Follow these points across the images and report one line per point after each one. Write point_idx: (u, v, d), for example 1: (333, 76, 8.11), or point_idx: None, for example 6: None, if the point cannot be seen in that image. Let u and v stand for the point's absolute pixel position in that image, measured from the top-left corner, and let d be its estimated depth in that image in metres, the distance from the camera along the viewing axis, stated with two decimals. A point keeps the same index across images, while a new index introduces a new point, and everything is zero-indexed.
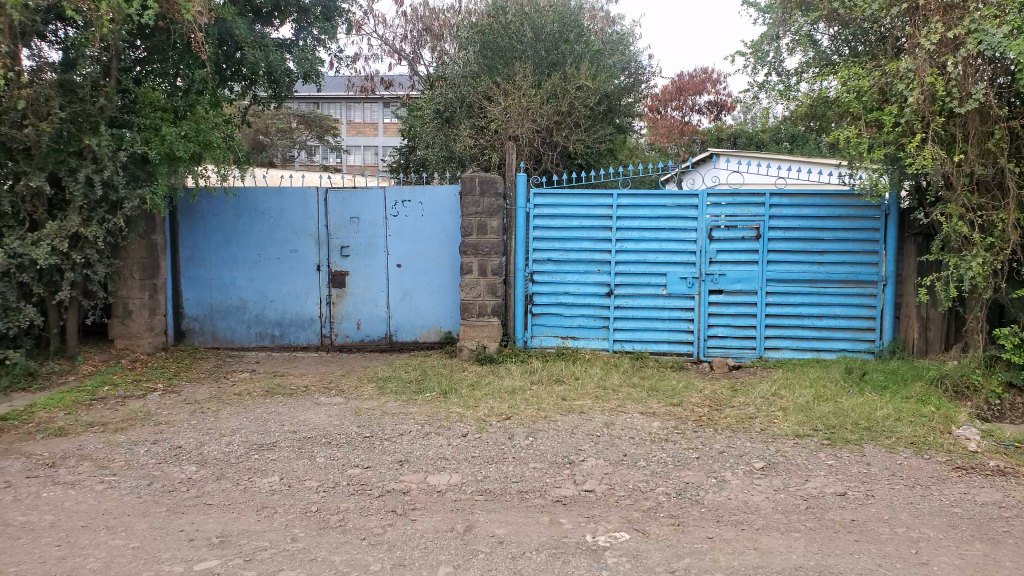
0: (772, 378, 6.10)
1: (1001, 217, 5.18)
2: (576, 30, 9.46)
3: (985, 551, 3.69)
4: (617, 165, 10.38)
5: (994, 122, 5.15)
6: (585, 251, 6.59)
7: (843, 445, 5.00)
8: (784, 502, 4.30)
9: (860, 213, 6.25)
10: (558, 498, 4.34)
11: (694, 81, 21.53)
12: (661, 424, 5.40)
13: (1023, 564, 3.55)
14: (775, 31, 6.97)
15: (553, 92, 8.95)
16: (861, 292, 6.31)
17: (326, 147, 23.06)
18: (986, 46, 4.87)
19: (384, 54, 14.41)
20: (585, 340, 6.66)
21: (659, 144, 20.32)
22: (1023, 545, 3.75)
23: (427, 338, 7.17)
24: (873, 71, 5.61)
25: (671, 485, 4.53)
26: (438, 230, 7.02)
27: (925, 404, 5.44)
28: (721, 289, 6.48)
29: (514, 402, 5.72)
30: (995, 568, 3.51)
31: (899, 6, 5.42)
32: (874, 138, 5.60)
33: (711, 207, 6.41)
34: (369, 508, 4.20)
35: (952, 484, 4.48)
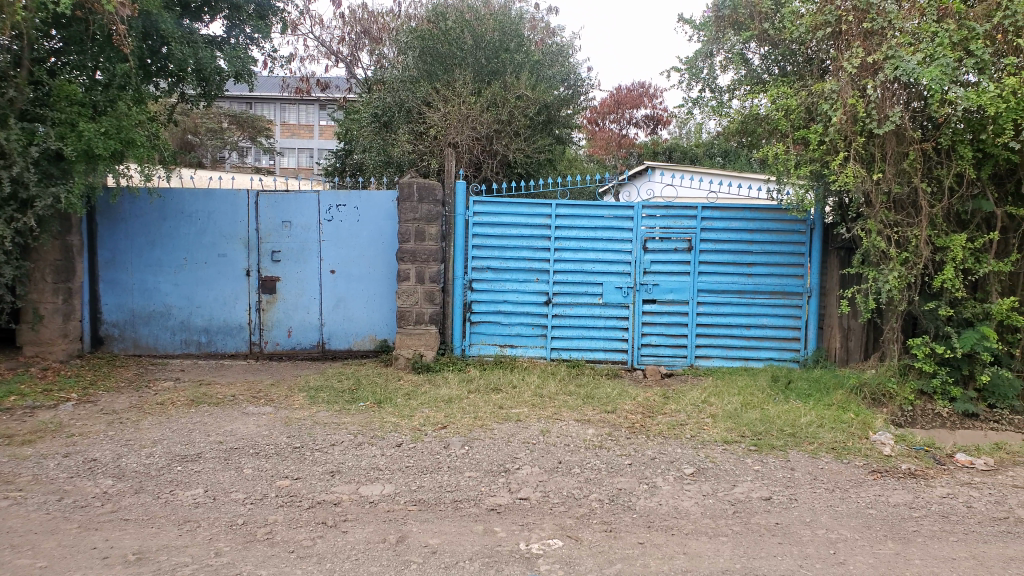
0: (703, 386, 6.26)
1: (915, 233, 5.47)
2: (516, 39, 9.51)
3: (897, 550, 3.88)
4: (555, 175, 10.45)
5: (909, 143, 5.43)
6: (524, 260, 6.61)
7: (769, 451, 5.18)
8: (712, 507, 4.41)
9: (787, 227, 6.50)
10: (493, 507, 4.33)
11: (632, 95, 21.93)
12: (596, 431, 5.46)
13: (930, 562, 3.74)
14: (709, 49, 7.15)
15: (493, 100, 8.96)
16: (788, 303, 6.55)
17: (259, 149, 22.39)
18: (901, 72, 5.12)
19: (321, 56, 14.13)
20: (523, 349, 6.67)
21: (597, 156, 20.65)
22: (931, 544, 3.95)
23: (361, 346, 7.03)
24: (801, 91, 5.84)
25: (604, 491, 4.58)
26: (374, 236, 6.91)
27: (845, 411, 5.69)
28: (655, 299, 6.61)
29: (450, 411, 5.68)
30: (907, 566, 3.69)
31: (825, 30, 5.70)
32: (800, 156, 5.84)
33: (646, 219, 6.54)
34: (298, 520, 4.08)
35: (869, 487, 4.70)
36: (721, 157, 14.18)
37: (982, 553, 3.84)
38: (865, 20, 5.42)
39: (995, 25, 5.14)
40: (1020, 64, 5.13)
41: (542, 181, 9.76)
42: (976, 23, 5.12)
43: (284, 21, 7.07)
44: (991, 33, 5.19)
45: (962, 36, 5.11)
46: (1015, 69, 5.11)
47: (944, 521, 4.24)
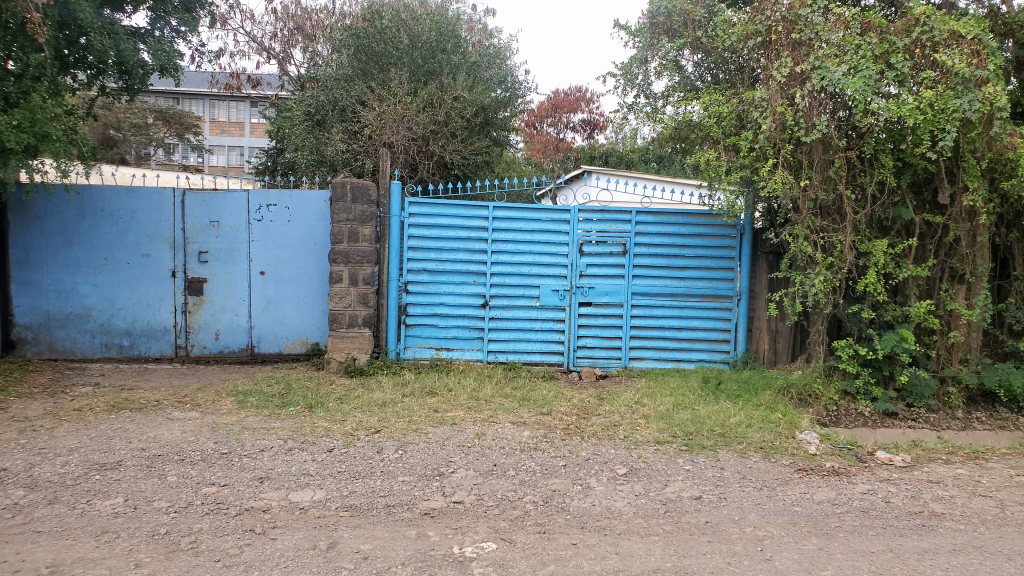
0: (636, 387, 6.33)
1: (839, 238, 5.64)
2: (452, 40, 9.45)
3: (820, 545, 4.00)
4: (493, 177, 10.33)
5: (835, 151, 5.55)
6: (461, 262, 6.58)
7: (700, 451, 5.28)
8: (644, 507, 4.46)
9: (718, 232, 6.64)
10: (427, 511, 4.29)
11: (569, 99, 22.12)
12: (531, 433, 5.48)
13: (851, 555, 3.87)
14: (644, 56, 7.30)
15: (430, 100, 8.89)
16: (718, 306, 6.69)
17: (186, 146, 21.59)
18: (827, 82, 5.28)
19: (251, 51, 13.77)
20: (459, 352, 6.63)
21: (535, 159, 20.70)
22: (852, 538, 4.09)
23: (292, 349, 6.88)
24: (732, 99, 6.00)
25: (538, 493, 4.59)
26: (306, 237, 6.78)
27: (773, 411, 5.84)
28: (590, 301, 6.66)
29: (384, 415, 5.61)
30: (829, 560, 3.81)
31: (755, 39, 5.80)
32: (731, 162, 5.96)
33: (583, 222, 6.59)
34: (225, 528, 3.96)
35: (795, 485, 4.83)
36: (653, 162, 14.40)
37: (898, 545, 4.00)
38: (793, 31, 5.53)
39: (914, 40, 5.38)
40: (936, 77, 5.29)
41: (480, 182, 9.65)
42: (896, 38, 5.37)
43: (213, 15, 6.88)
44: (909, 47, 5.39)
45: (883, 49, 5.34)
46: (933, 82, 5.28)
47: (864, 516, 4.39)
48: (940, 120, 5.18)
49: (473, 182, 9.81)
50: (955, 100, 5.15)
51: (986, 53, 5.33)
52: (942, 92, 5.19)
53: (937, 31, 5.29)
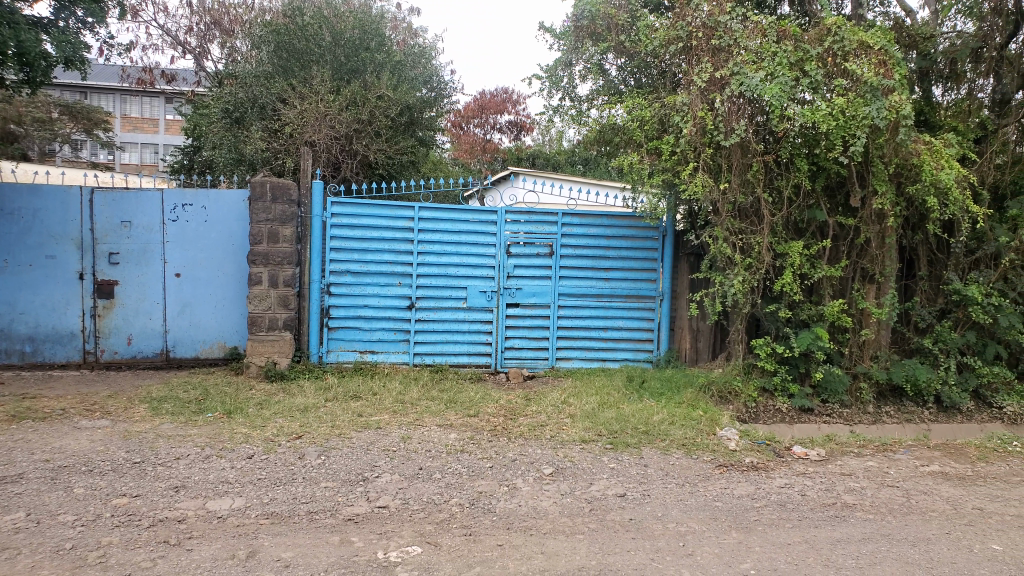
0: (563, 387, 6.39)
1: (757, 240, 5.79)
2: (377, 39, 9.42)
3: (740, 539, 4.10)
4: (419, 177, 10.37)
5: (752, 155, 5.71)
6: (386, 264, 6.49)
7: (624, 449, 5.35)
8: (569, 506, 4.50)
9: (641, 234, 6.76)
10: (350, 517, 4.21)
11: (496, 100, 22.19)
12: (458, 435, 5.45)
13: (768, 548, 3.98)
14: (569, 59, 7.48)
15: (353, 99, 8.79)
16: (641, 306, 6.81)
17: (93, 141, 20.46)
18: (745, 88, 5.42)
19: (165, 45, 13.29)
20: (384, 355, 6.53)
21: (462, 159, 20.65)
22: (769, 531, 4.21)
23: (209, 354, 6.67)
24: (655, 103, 6.03)
25: (464, 495, 4.57)
26: (224, 238, 6.60)
27: (694, 408, 5.98)
28: (518, 302, 6.69)
29: (306, 420, 5.50)
30: (748, 553, 3.91)
31: (676, 45, 5.89)
32: (653, 165, 6.05)
33: (510, 224, 6.60)
34: (137, 541, 3.79)
35: (715, 480, 4.95)
36: (579, 164, 14.56)
37: (812, 537, 4.13)
38: (713, 37, 5.66)
39: (827, 49, 5.58)
40: (847, 85, 5.49)
41: (405, 182, 9.68)
42: (810, 46, 5.55)
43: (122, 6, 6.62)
44: (822, 55, 5.58)
45: (798, 57, 5.52)
46: (844, 89, 5.47)
47: (781, 509, 4.53)
48: (851, 126, 5.36)
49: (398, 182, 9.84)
50: (864, 107, 5.34)
51: (892, 63, 5.58)
52: (853, 99, 5.38)
53: (848, 41, 5.50)
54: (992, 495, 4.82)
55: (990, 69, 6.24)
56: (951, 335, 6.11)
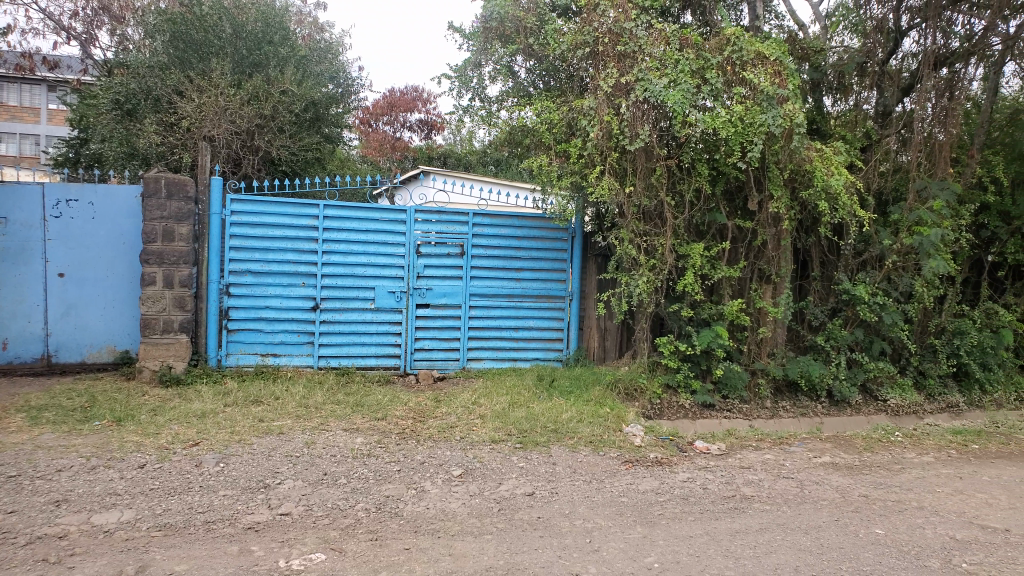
0: (473, 388, 6.38)
1: (661, 242, 5.95)
2: (280, 32, 9.28)
3: (645, 533, 4.19)
4: (323, 173, 10.23)
5: (656, 159, 5.87)
6: (289, 263, 6.29)
7: (533, 447, 5.39)
8: (478, 506, 4.48)
9: (551, 234, 6.83)
10: (250, 525, 4.06)
11: (405, 99, 22.03)
12: (364, 439, 5.35)
13: (672, 541, 4.09)
14: (478, 60, 7.47)
15: (255, 93, 8.50)
16: (551, 306, 6.89)
17: None
18: (649, 94, 5.57)
19: (47, 30, 12.45)
20: (288, 358, 6.33)
21: (371, 158, 20.25)
22: (672, 525, 4.33)
23: (97, 358, 6.30)
24: (562, 106, 6.10)
25: (371, 500, 4.48)
26: (113, 235, 6.28)
27: (602, 406, 6.09)
28: (428, 303, 6.63)
29: (203, 427, 5.27)
30: (652, 547, 4.00)
31: (583, 49, 5.98)
32: (562, 168, 6.13)
33: (420, 223, 6.54)
34: (11, 561, 3.51)
35: (622, 476, 5.05)
36: (491, 165, 14.50)
37: (713, 529, 4.27)
38: (619, 43, 5.78)
39: (726, 58, 5.77)
40: (745, 93, 5.68)
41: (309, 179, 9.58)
42: (711, 55, 5.75)
43: None
44: (723, 64, 5.77)
45: (699, 65, 5.71)
46: (743, 97, 5.68)
47: (684, 503, 4.67)
48: (749, 133, 5.59)
49: (303, 179, 9.65)
50: (761, 115, 5.57)
51: (787, 74, 5.87)
52: (750, 107, 5.60)
53: (745, 51, 5.72)
54: (876, 483, 5.11)
55: (874, 82, 6.64)
56: (841, 333, 6.44)
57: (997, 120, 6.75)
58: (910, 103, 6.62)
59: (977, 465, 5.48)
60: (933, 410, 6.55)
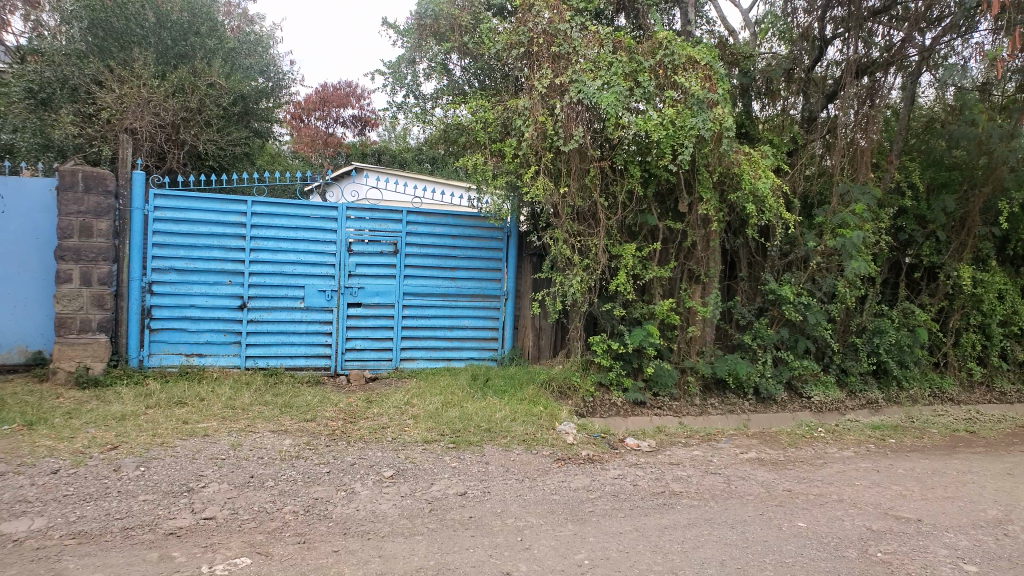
0: (406, 388, 6.33)
1: (594, 242, 6.03)
2: (207, 23, 9.14)
3: (576, 530, 4.23)
4: (253, 168, 10.10)
5: (590, 161, 5.93)
6: (215, 261, 6.15)
7: (466, 447, 5.39)
8: (409, 507, 4.45)
9: (486, 234, 6.83)
10: (172, 531, 3.93)
11: (339, 94, 21.73)
12: (293, 441, 5.26)
13: (602, 538, 4.14)
14: (412, 56, 7.39)
15: (180, 85, 8.35)
16: (486, 305, 6.90)
17: None
18: (583, 96, 5.60)
19: None
20: (213, 358, 6.18)
21: (302, 154, 19.87)
22: (603, 521, 4.38)
23: (7, 359, 6.01)
24: (497, 105, 6.09)
25: (299, 503, 4.40)
26: (26, 230, 6.03)
27: (535, 404, 6.13)
28: (359, 302, 6.56)
29: (123, 429, 5.09)
30: (582, 544, 4.03)
31: (518, 49, 5.99)
32: (497, 167, 6.12)
33: (352, 221, 6.47)
34: None
35: (554, 474, 5.09)
36: (425, 162, 14.38)
37: (643, 525, 4.34)
38: (553, 44, 5.83)
39: (658, 62, 5.86)
40: (677, 97, 5.78)
41: (238, 174, 9.46)
42: (643, 58, 5.84)
43: None
44: (655, 68, 5.85)
45: (632, 68, 5.79)
46: (674, 101, 5.76)
47: (614, 500, 4.73)
48: (680, 136, 5.66)
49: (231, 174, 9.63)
50: (692, 118, 5.65)
51: (716, 79, 5.96)
52: (681, 111, 5.68)
53: (677, 55, 5.81)
54: (799, 477, 5.28)
55: (799, 88, 6.92)
56: (767, 332, 6.64)
57: (914, 128, 7.10)
58: (833, 110, 6.86)
59: (894, 459, 5.72)
60: (854, 406, 6.80)
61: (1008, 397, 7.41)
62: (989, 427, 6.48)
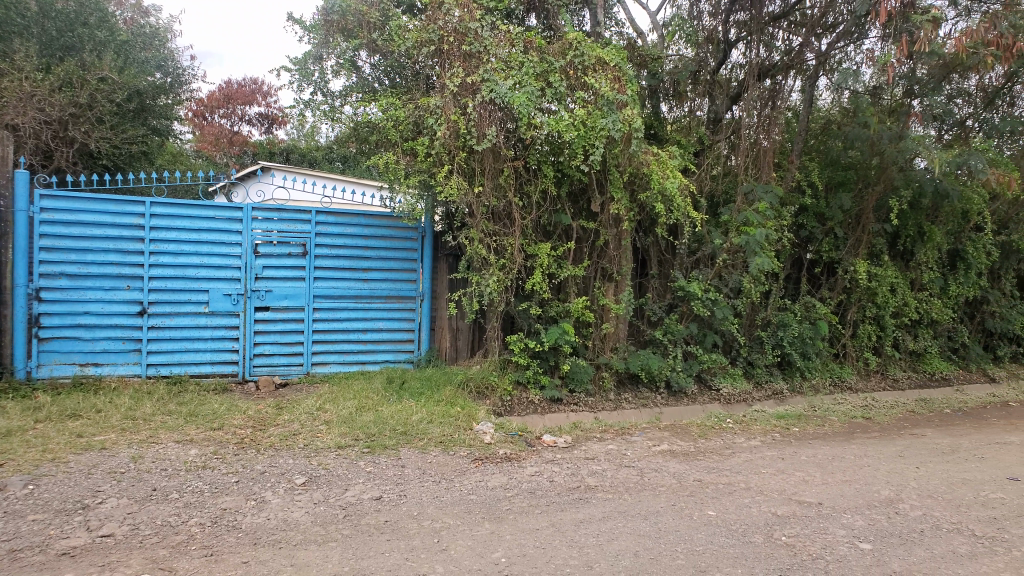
0: (318, 394, 6.21)
1: (509, 242, 6.04)
2: (96, 14, 9.00)
3: (493, 529, 4.23)
4: (151, 169, 9.59)
5: (504, 161, 5.94)
6: (111, 265, 5.89)
7: (381, 451, 5.32)
8: (322, 514, 4.34)
9: (400, 234, 6.76)
10: (65, 551, 3.69)
11: (244, 90, 21.08)
12: (199, 451, 5.07)
13: (519, 535, 4.16)
14: (319, 53, 7.21)
15: (68, 80, 7.91)
16: (401, 307, 6.82)
17: None
18: (495, 95, 5.60)
19: None
20: (111, 367, 5.94)
21: (207, 153, 19.07)
22: (520, 519, 4.41)
23: None
24: (409, 104, 6.02)
25: (205, 514, 4.22)
26: None
27: (453, 405, 6.11)
28: (268, 306, 6.38)
29: (10, 446, 4.77)
30: (499, 543, 4.05)
31: (428, 47, 5.93)
32: (409, 166, 6.06)
33: (259, 222, 6.29)
34: None
35: (471, 474, 5.09)
36: (336, 162, 14.10)
37: (559, 520, 4.38)
38: (464, 42, 5.80)
39: (568, 62, 5.89)
40: (587, 98, 5.86)
41: (134, 175, 8.95)
42: (553, 58, 5.85)
43: None
44: (565, 68, 5.88)
45: (542, 68, 5.80)
46: (585, 102, 5.84)
47: (530, 497, 4.76)
48: (591, 137, 5.74)
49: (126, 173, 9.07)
50: (602, 120, 5.72)
51: (625, 81, 6.08)
52: (591, 112, 5.75)
53: (586, 56, 5.88)
54: (709, 467, 5.46)
55: (705, 91, 7.12)
56: (676, 327, 6.86)
57: (813, 129, 7.45)
58: (737, 111, 7.08)
59: (797, 446, 5.99)
60: (761, 396, 7.08)
61: (900, 384, 7.87)
62: (883, 413, 6.87)
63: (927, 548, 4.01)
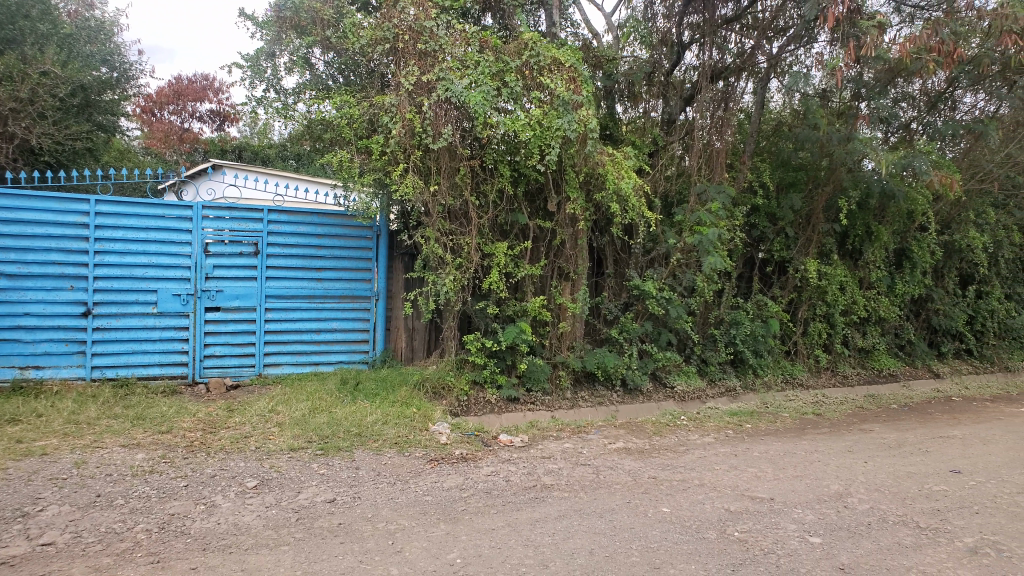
0: (270, 395, 6.12)
1: (466, 241, 6.04)
2: (38, 6, 8.75)
3: (448, 530, 4.22)
4: (96, 166, 9.34)
5: (459, 159, 5.92)
6: (53, 265, 5.74)
7: (335, 453, 5.26)
8: (274, 517, 4.27)
9: (354, 233, 6.71)
10: (3, 560, 3.56)
11: (194, 86, 20.71)
12: (146, 455, 4.95)
13: (473, 536, 4.15)
14: (271, 50, 7.15)
15: (8, 74, 7.65)
16: (355, 306, 6.76)
17: None
18: (451, 94, 5.56)
19: None
20: (53, 370, 5.77)
21: (156, 149, 18.62)
22: (475, 519, 4.40)
23: None
24: (363, 102, 5.98)
25: (152, 520, 4.12)
26: None
27: (408, 406, 6.08)
28: (218, 306, 6.27)
29: None
30: (454, 543, 4.03)
31: (383, 45, 5.91)
32: (364, 164, 6.02)
33: (209, 220, 6.18)
34: None
35: (426, 475, 5.06)
36: (288, 160, 13.90)
37: (514, 520, 4.38)
38: (419, 41, 5.76)
39: (524, 62, 5.91)
40: (543, 98, 5.87)
41: (77, 172, 8.71)
42: (509, 58, 5.87)
43: None
44: (521, 68, 5.90)
45: (498, 68, 5.80)
46: (541, 101, 5.87)
47: (486, 497, 4.76)
48: (547, 137, 5.77)
49: (70, 170, 8.82)
50: (558, 120, 5.76)
51: (580, 81, 6.09)
52: (548, 112, 5.78)
53: (542, 56, 5.88)
54: (663, 464, 5.52)
55: (659, 92, 7.24)
56: (632, 326, 6.93)
57: (764, 130, 7.60)
58: (691, 112, 7.19)
59: (750, 442, 6.09)
60: (715, 394, 7.19)
61: (849, 380, 8.06)
62: (833, 409, 7.04)
63: (873, 540, 4.11)
